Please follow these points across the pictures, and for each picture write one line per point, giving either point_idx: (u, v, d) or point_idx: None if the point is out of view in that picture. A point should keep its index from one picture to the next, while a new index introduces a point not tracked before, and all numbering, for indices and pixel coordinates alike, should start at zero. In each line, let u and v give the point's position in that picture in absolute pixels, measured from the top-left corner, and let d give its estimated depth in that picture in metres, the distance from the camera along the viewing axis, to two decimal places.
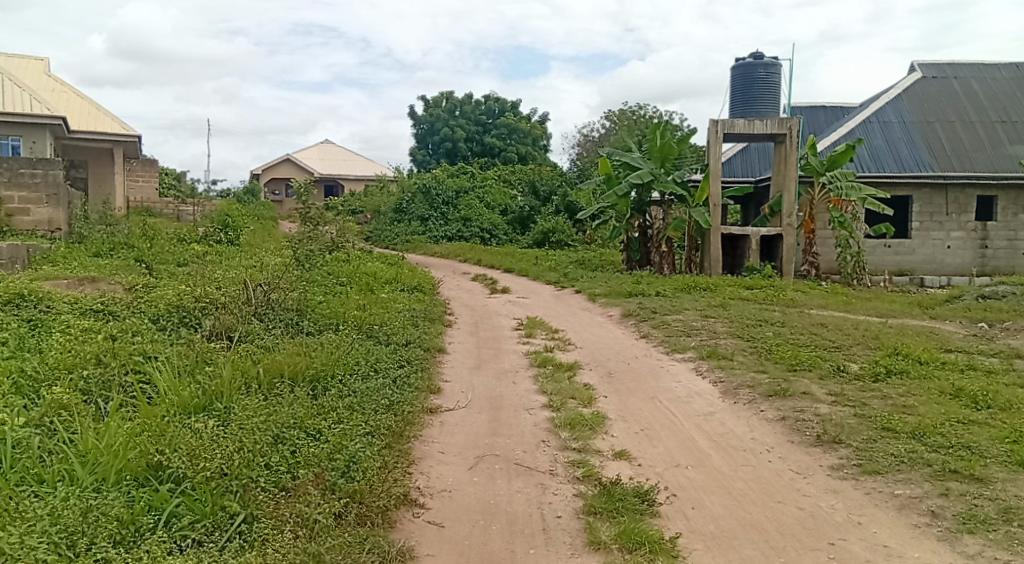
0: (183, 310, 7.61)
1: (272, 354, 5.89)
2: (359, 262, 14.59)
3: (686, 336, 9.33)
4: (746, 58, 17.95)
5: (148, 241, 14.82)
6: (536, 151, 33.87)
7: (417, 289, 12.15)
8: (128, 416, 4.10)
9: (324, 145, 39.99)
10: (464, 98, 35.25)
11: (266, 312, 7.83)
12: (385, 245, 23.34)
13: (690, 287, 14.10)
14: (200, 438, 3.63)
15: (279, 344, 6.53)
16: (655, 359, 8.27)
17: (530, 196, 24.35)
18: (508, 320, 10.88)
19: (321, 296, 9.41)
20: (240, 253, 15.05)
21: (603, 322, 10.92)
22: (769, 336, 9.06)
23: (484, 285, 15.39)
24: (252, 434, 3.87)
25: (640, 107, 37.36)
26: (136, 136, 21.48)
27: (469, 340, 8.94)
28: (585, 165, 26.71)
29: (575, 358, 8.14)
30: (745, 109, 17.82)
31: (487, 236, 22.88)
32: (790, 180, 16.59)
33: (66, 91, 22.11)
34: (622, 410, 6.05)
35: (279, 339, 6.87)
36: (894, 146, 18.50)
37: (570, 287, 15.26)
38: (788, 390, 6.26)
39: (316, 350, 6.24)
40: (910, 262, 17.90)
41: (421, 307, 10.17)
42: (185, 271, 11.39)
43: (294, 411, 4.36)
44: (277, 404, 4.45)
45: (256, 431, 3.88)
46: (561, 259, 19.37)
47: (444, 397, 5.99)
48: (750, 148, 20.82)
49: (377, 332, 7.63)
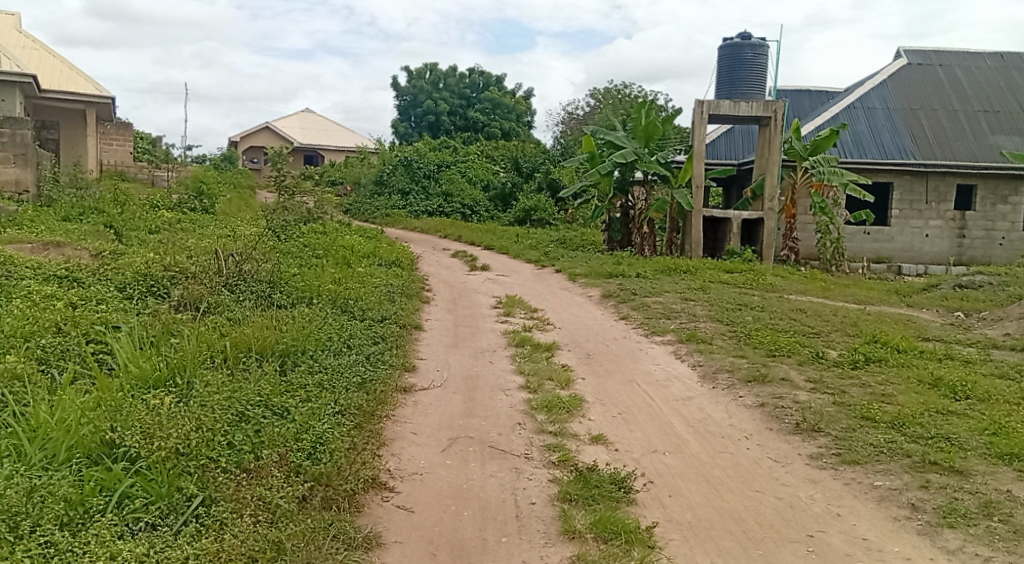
0: (151, 279, 7.37)
1: (241, 327, 5.70)
2: (336, 234, 14.33)
3: (665, 318, 9.24)
4: (734, 38, 17.78)
5: (120, 207, 14.43)
6: (520, 127, 33.54)
7: (395, 263, 11.95)
8: (84, 388, 3.91)
9: (304, 113, 39.29)
10: (449, 71, 34.73)
11: (238, 284, 7.60)
12: (364, 218, 23.01)
13: (671, 269, 14.02)
14: (159, 415, 3.46)
15: (249, 317, 6.33)
16: (634, 341, 8.17)
17: (512, 172, 24.12)
18: (487, 297, 10.73)
19: (296, 268, 9.19)
20: (214, 221, 14.71)
21: (582, 302, 10.81)
22: (749, 320, 9.00)
23: (463, 262, 15.21)
24: (216, 412, 3.70)
25: (626, 86, 37.10)
26: (110, 98, 20.88)
27: (446, 317, 8.79)
28: (569, 142, 26.49)
29: (553, 338, 8.02)
30: (731, 91, 17.68)
31: (468, 211, 22.65)
32: (773, 164, 16.52)
33: (37, 48, 21.41)
34: (600, 393, 5.95)
35: (249, 312, 6.67)
36: (878, 133, 18.49)
37: (550, 265, 15.13)
38: (767, 376, 6.19)
39: (288, 324, 6.05)
40: (888, 249, 17.98)
41: (399, 282, 9.99)
42: (156, 239, 11.08)
43: (261, 387, 4.20)
44: (242, 380, 4.27)
45: (218, 409, 3.72)
46: (542, 237, 19.21)
47: (418, 376, 5.84)
48: (735, 130, 20.72)
49: (352, 307, 7.44)
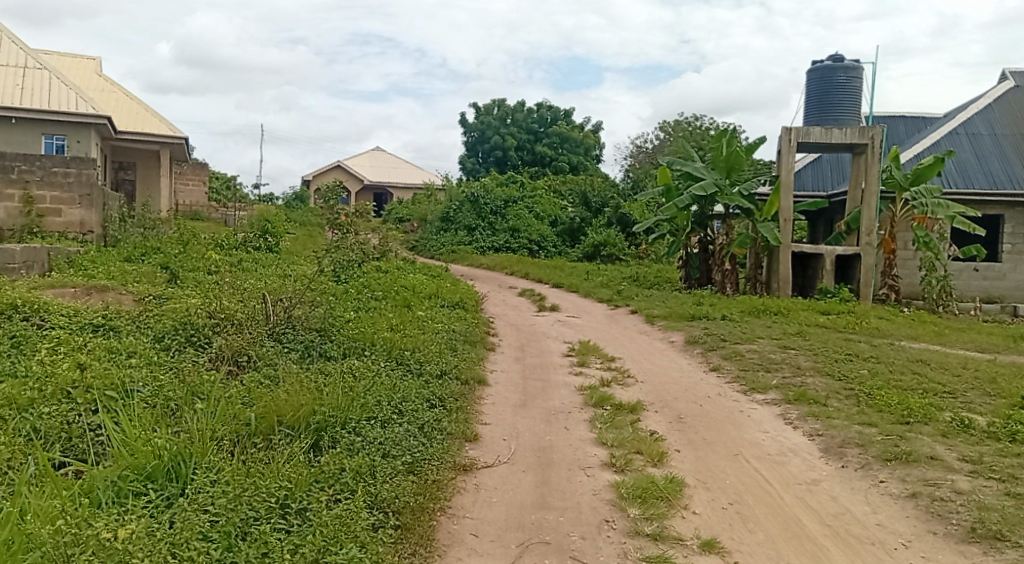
0: (189, 329, 6.70)
1: (276, 390, 4.89)
2: (399, 274, 13.67)
3: (764, 371, 8.07)
4: (824, 61, 16.56)
5: (182, 246, 14.16)
6: (588, 162, 32.78)
7: (459, 305, 11.13)
8: (58, 493, 3.16)
9: (374, 152, 39.55)
10: (517, 106, 34.33)
11: (283, 335, 6.84)
12: (430, 254, 22.42)
13: (759, 310, 12.79)
14: (129, 544, 2.67)
15: (289, 375, 5.52)
16: (732, 400, 7.05)
17: (581, 207, 23.23)
18: (558, 343, 9.78)
19: (351, 313, 8.47)
20: (277, 261, 14.28)
21: (664, 350, 9.71)
22: (865, 376, 7.72)
23: (531, 301, 14.33)
24: (211, 537, 2.86)
25: (696, 118, 36.02)
26: (183, 138, 21.07)
27: (514, 368, 7.87)
28: (640, 175, 25.49)
29: (636, 394, 6.98)
30: (821, 117, 16.40)
31: (535, 247, 21.87)
32: (870, 195, 15.15)
33: (116, 92, 21.90)
34: (701, 472, 4.88)
35: (292, 368, 5.89)
36: (985, 161, 16.84)
37: (625, 305, 14.10)
38: (910, 455, 4.99)
39: (331, 385, 5.21)
40: (1001, 288, 16.18)
41: (462, 326, 9.15)
42: (213, 280, 10.62)
43: (279, 483, 3.35)
44: (257, 475, 3.40)
45: (213, 531, 2.91)
46: (613, 274, 18.20)
47: (481, 449, 4.90)
48: (822, 160, 19.33)
49: (409, 360, 6.57)
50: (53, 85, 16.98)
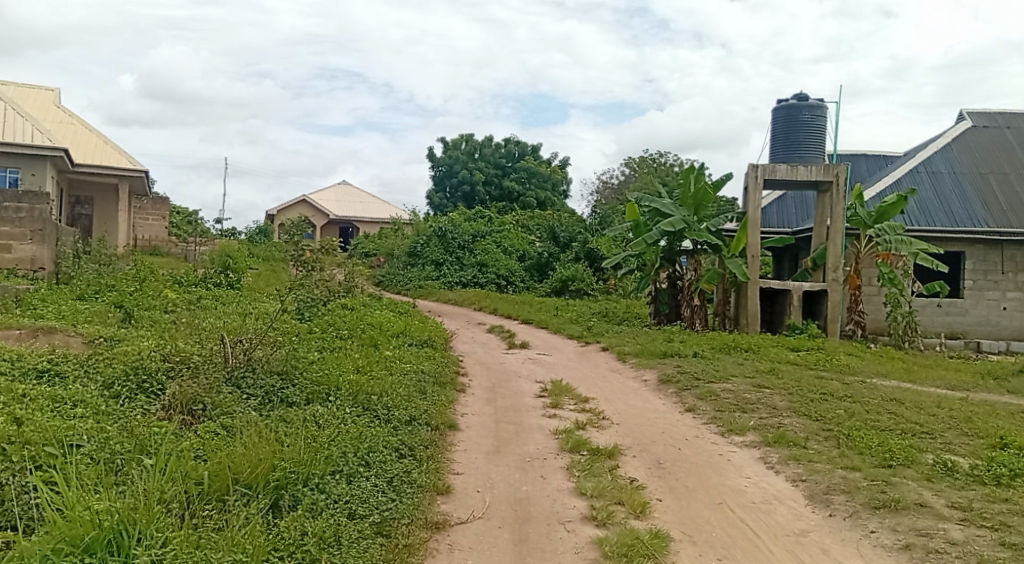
0: (141, 374, 6.31)
1: (233, 442, 4.56)
2: (365, 311, 13.35)
3: (741, 411, 7.91)
4: (789, 100, 16.85)
5: (138, 283, 13.67)
6: (555, 197, 32.90)
7: (428, 343, 10.84)
8: None
9: (340, 186, 39.22)
10: (484, 141, 34.41)
11: (242, 379, 6.49)
12: (396, 290, 22.09)
13: (730, 347, 12.71)
14: None
15: (247, 425, 5.19)
16: (711, 443, 6.86)
17: (549, 242, 23.15)
18: (530, 382, 9.53)
19: (315, 354, 8.14)
20: (238, 298, 13.86)
21: (638, 388, 9.52)
22: (842, 416, 7.60)
23: (500, 338, 14.09)
24: None
25: (661, 155, 36.49)
26: (143, 171, 20.59)
27: (485, 410, 7.60)
28: (608, 211, 25.57)
29: (613, 438, 6.74)
30: (787, 154, 16.62)
31: (503, 282, 21.68)
32: (836, 232, 15.30)
33: (75, 125, 21.40)
34: (685, 525, 4.65)
35: (252, 416, 5.55)
36: (944, 199, 17.19)
37: (595, 342, 13.94)
38: (899, 502, 4.84)
39: (292, 435, 4.89)
40: (963, 323, 16.39)
41: (431, 366, 8.86)
42: (171, 319, 10.20)
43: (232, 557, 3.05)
44: (208, 547, 3.09)
45: None
46: (582, 310, 18.06)
47: (453, 503, 4.60)
48: (787, 197, 19.57)
49: (377, 405, 6.27)
50: (8, 117, 16.50)
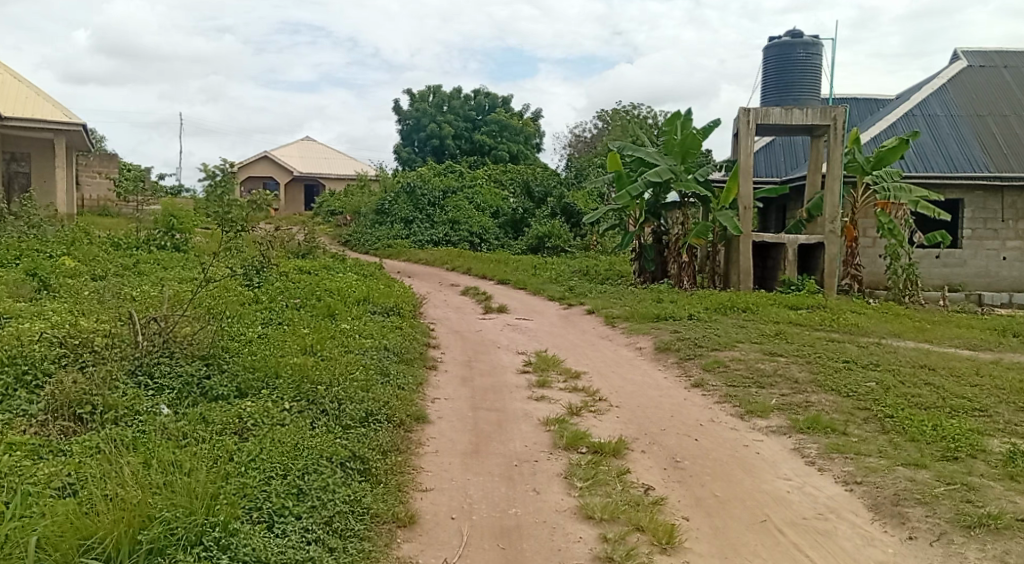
0: (20, 365, 4.96)
1: (106, 475, 3.28)
2: (325, 275, 11.98)
3: (757, 387, 6.79)
4: (782, 37, 15.52)
5: (69, 249, 12.12)
6: (528, 150, 31.52)
7: (393, 311, 9.55)
8: None
9: (304, 142, 37.29)
10: (453, 93, 32.63)
11: (155, 370, 5.18)
12: (363, 250, 20.62)
13: (726, 307, 11.62)
14: None
15: (143, 440, 3.92)
16: (729, 429, 5.75)
17: (523, 197, 21.82)
18: (510, 354, 8.37)
19: (256, 330, 6.84)
20: (182, 262, 12.39)
21: (632, 359, 8.39)
22: (877, 391, 6.54)
23: (476, 301, 12.84)
24: None
25: (635, 105, 35.14)
26: (81, 125, 18.74)
27: (459, 393, 6.40)
28: (584, 163, 24.30)
29: (613, 426, 5.61)
30: (780, 97, 15.39)
31: (477, 240, 20.37)
32: (834, 181, 14.19)
33: (1, 74, 19.41)
34: (728, 560, 3.52)
35: (154, 425, 4.25)
36: (943, 143, 16.15)
37: (579, 303, 12.77)
38: (1001, 519, 3.78)
39: (196, 456, 3.63)
40: (961, 275, 15.51)
41: (394, 339, 7.61)
42: (94, 289, 8.77)
43: None
44: None
45: None
46: (562, 268, 16.87)
47: (421, 541, 3.40)
48: (775, 144, 18.39)
49: (326, 397, 5.03)
50: None
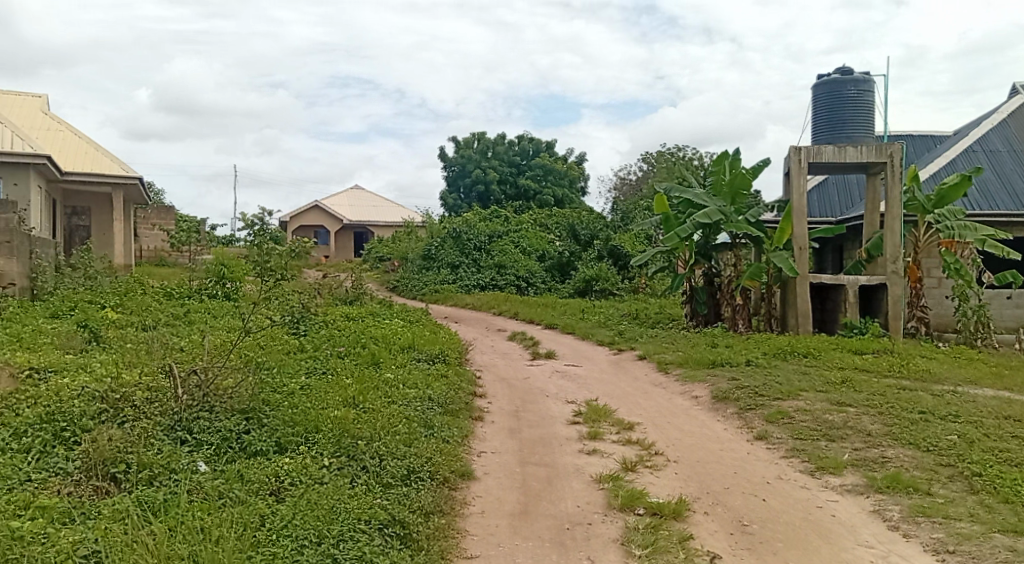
0: (58, 422, 4.84)
1: (127, 547, 3.07)
2: (370, 322, 11.86)
3: (826, 441, 6.32)
4: (832, 74, 15.15)
5: (121, 300, 12.28)
6: (573, 194, 31.44)
7: (438, 358, 9.34)
8: None
9: (353, 190, 37.98)
10: (498, 139, 32.89)
11: (195, 424, 5.00)
12: (409, 295, 20.57)
13: (786, 352, 11.10)
14: None
15: (174, 503, 3.72)
16: (798, 488, 5.30)
17: (569, 240, 21.61)
18: (558, 404, 8.04)
19: (298, 381, 6.66)
20: (230, 310, 12.43)
21: (687, 408, 7.96)
22: (960, 445, 6.00)
23: (523, 348, 12.55)
24: None
25: (680, 147, 34.92)
26: (138, 178, 19.29)
27: (507, 447, 6.09)
28: (630, 206, 24.04)
29: (672, 484, 5.23)
30: (832, 134, 14.96)
31: (523, 284, 20.15)
32: (894, 220, 13.62)
33: (64, 131, 20.22)
34: None
35: (186, 488, 4.05)
36: (1008, 179, 15.45)
37: (629, 349, 12.38)
38: None
39: (225, 522, 3.40)
40: None
41: (439, 388, 7.37)
42: (142, 339, 8.77)
43: None
44: None
45: None
46: (610, 312, 16.49)
47: None
48: (828, 183, 17.87)
49: (368, 453, 4.79)
50: None
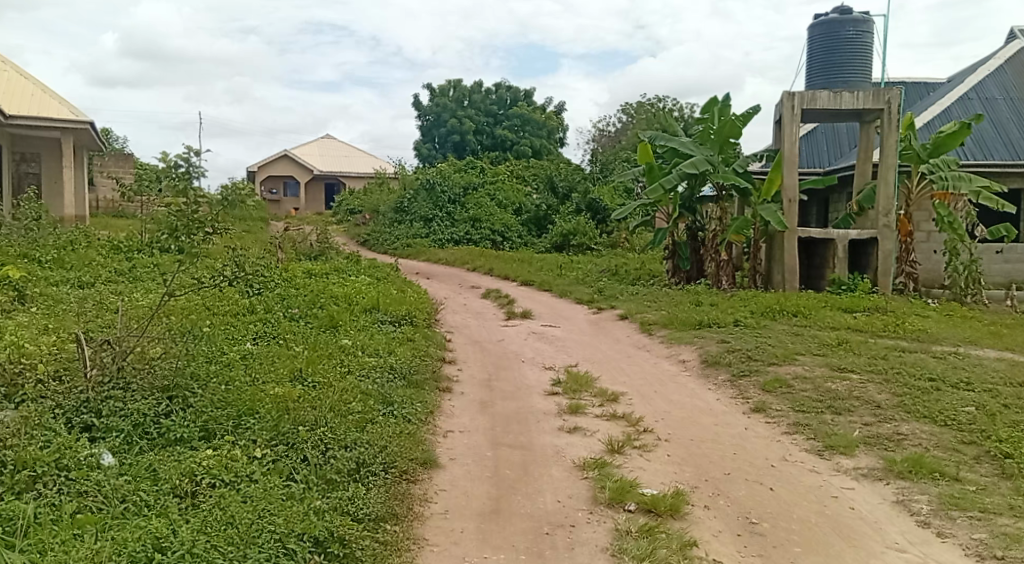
0: None
1: None
2: (334, 280, 11.00)
3: (831, 415, 5.71)
4: (829, 15, 14.29)
5: (62, 255, 11.26)
6: (552, 145, 30.46)
7: (405, 320, 8.56)
8: None
9: (324, 140, 36.62)
10: (474, 87, 31.64)
11: (104, 404, 4.21)
12: (381, 249, 19.63)
13: (774, 310, 10.48)
14: None
15: (47, 523, 2.95)
16: (808, 472, 4.67)
17: (547, 193, 20.77)
18: (536, 370, 7.33)
19: (241, 350, 5.84)
20: (182, 265, 11.44)
21: (675, 375, 7.28)
22: (982, 419, 5.41)
23: (498, 306, 11.81)
24: None
25: (660, 99, 33.90)
26: (89, 122, 17.97)
27: (475, 424, 5.37)
28: (610, 158, 23.19)
29: (666, 470, 4.56)
30: (827, 80, 14.17)
31: (499, 238, 19.33)
32: (887, 172, 12.96)
33: (6, 71, 18.71)
34: None
35: (76, 498, 3.25)
36: (1003, 129, 14.82)
37: (609, 307, 11.69)
38: None
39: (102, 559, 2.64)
40: None
41: (403, 355, 6.61)
42: (74, 299, 7.87)
43: None
44: None
45: None
46: (589, 268, 15.76)
47: None
48: (817, 133, 17.14)
49: (312, 442, 4.05)
50: None
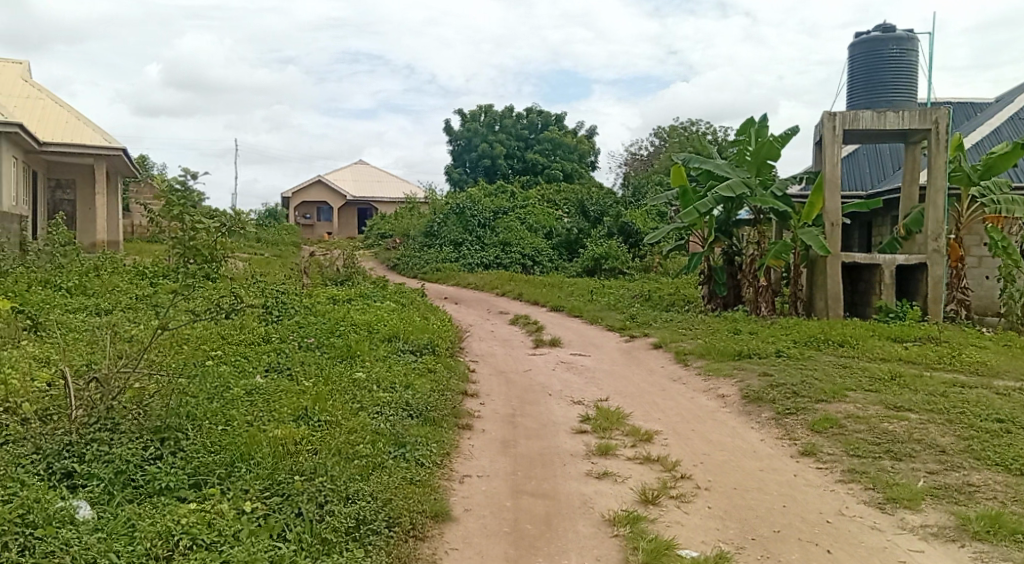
0: None
1: None
2: (357, 306, 10.67)
3: (891, 461, 5.14)
4: (871, 32, 13.76)
5: (84, 280, 11.12)
6: (583, 169, 30.09)
7: (427, 349, 8.17)
8: None
9: (357, 166, 36.78)
10: (505, 111, 31.50)
11: (88, 448, 3.86)
12: (410, 273, 19.35)
13: (818, 340, 9.88)
14: None
15: None
16: (869, 530, 4.12)
17: (578, 217, 20.37)
18: (563, 405, 6.86)
19: (247, 385, 5.47)
20: (203, 290, 11.22)
21: (713, 412, 6.75)
22: None
23: (526, 333, 11.36)
24: None
25: (694, 122, 33.36)
26: (121, 149, 18.06)
27: (495, 467, 4.92)
28: (643, 180, 22.71)
29: (707, 527, 4.05)
30: (869, 99, 13.60)
31: (529, 263, 18.93)
32: (936, 194, 12.30)
33: (43, 100, 18.95)
34: None
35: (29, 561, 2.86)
36: None
37: (642, 335, 11.18)
38: None
39: None
40: None
41: (421, 389, 6.20)
42: (87, 327, 7.63)
43: None
44: None
45: None
46: (622, 293, 15.25)
47: None
48: (858, 154, 16.51)
49: (309, 495, 3.65)
50: None
